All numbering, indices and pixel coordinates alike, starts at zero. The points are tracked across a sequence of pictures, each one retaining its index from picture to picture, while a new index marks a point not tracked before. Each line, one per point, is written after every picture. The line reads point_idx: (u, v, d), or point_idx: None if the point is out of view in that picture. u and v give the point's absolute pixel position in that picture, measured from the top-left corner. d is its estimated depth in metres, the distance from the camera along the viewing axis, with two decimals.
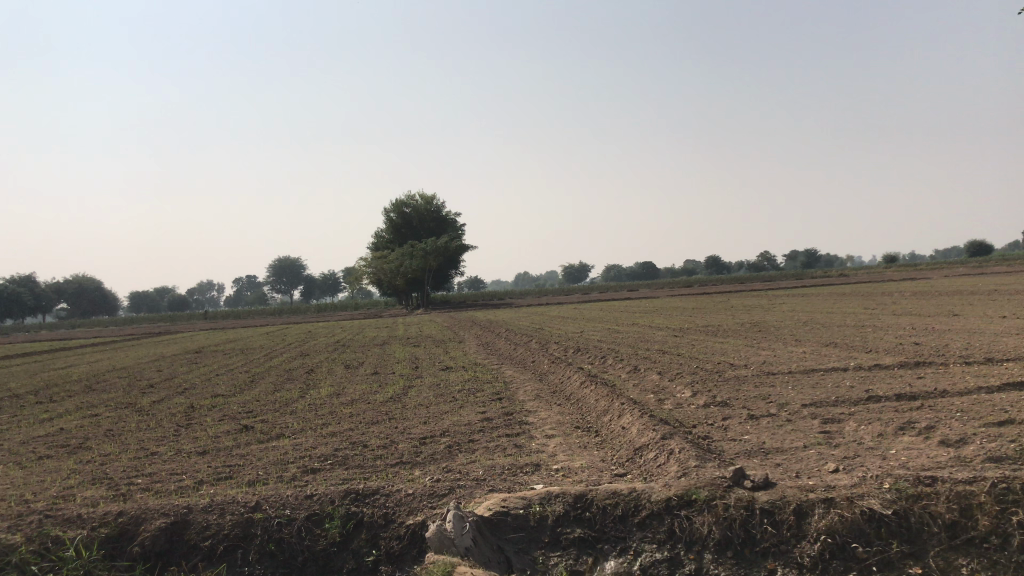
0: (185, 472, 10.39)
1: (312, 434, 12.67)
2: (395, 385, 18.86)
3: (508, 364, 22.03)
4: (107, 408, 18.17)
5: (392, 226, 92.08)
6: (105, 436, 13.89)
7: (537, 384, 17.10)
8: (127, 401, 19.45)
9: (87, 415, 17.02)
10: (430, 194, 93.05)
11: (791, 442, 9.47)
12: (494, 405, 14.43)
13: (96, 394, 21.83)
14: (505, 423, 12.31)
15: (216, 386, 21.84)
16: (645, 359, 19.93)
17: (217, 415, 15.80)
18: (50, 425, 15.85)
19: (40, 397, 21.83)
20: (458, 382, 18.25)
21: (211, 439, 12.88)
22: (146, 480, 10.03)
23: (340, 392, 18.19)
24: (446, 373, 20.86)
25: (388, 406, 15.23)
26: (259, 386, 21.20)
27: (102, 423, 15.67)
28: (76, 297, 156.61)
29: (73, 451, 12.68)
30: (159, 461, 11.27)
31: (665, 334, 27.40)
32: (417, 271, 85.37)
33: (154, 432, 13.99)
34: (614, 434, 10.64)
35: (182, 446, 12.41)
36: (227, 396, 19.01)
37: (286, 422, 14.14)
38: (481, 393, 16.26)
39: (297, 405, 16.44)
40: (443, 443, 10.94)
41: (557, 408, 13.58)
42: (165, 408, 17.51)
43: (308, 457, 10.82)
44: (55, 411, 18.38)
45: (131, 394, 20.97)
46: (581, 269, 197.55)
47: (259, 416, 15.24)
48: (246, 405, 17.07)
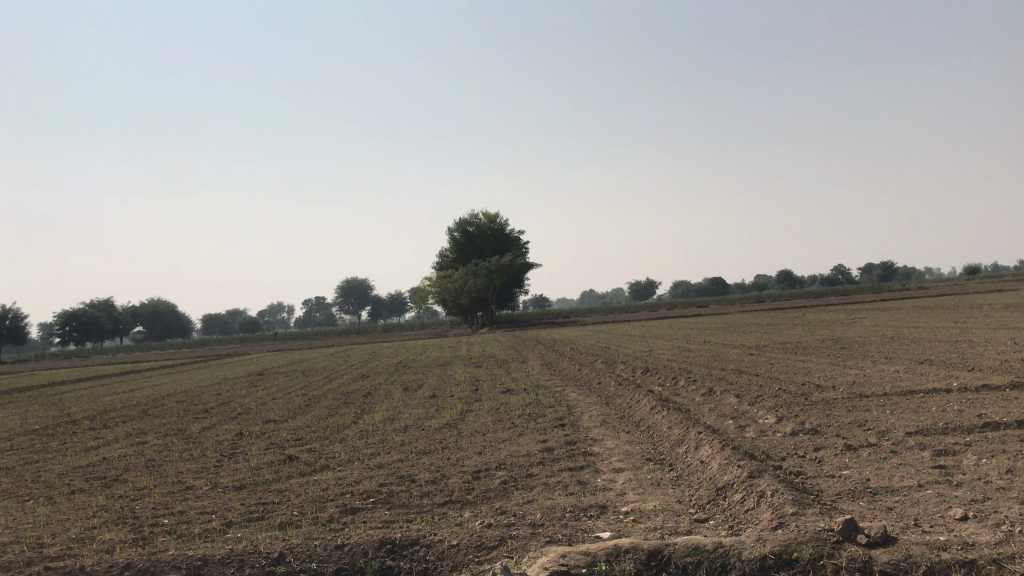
0: (215, 511, 9.48)
1: (358, 466, 11.68)
2: (452, 410, 17.84)
3: (572, 386, 20.83)
4: (156, 435, 17.60)
5: (455, 246, 91.74)
6: (145, 468, 13.15)
7: (604, 408, 15.88)
8: (178, 427, 18.85)
9: (135, 443, 16.39)
10: (493, 213, 92.51)
11: (902, 479, 8.07)
12: (555, 433, 13.27)
13: (151, 420, 21.35)
14: (568, 454, 11.13)
15: (271, 411, 21.16)
16: (720, 380, 18.51)
17: (263, 443, 14.97)
18: (94, 454, 15.28)
19: (95, 423, 21.46)
20: (518, 407, 17.14)
21: (251, 471, 12.01)
22: (172, 521, 9.16)
23: (394, 418, 17.28)
24: (506, 396, 19.78)
25: (442, 434, 14.17)
26: (314, 411, 20.42)
27: (146, 452, 15.02)
28: (153, 321, 160.81)
29: (109, 483, 11.96)
30: (192, 497, 10.42)
31: (738, 352, 25.89)
32: (481, 290, 84.73)
33: (194, 463, 13.20)
34: (691, 469, 9.36)
35: (221, 479, 11.57)
36: (279, 422, 18.25)
37: (333, 452, 13.21)
38: (543, 418, 15.11)
39: (347, 432, 15.52)
40: (498, 479, 9.81)
41: (625, 437, 12.33)
42: (214, 435, 16.80)
43: (350, 494, 9.82)
44: (105, 438, 17.85)
45: (185, 420, 20.38)
46: (647, 286, 194.79)
47: (307, 444, 14.36)
48: (296, 432, 16.23)
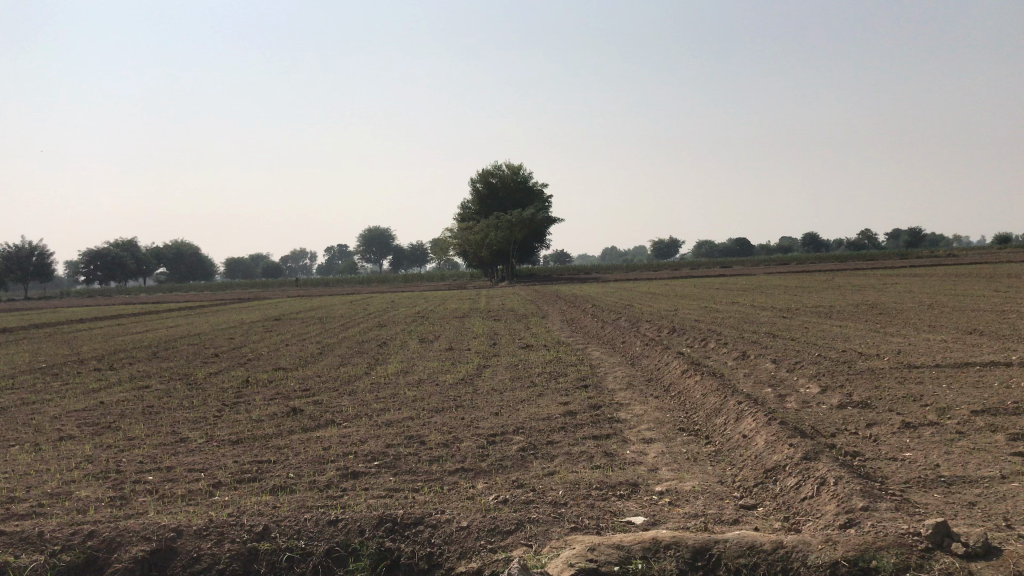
0: (205, 469, 8.60)
1: (365, 423, 10.78)
2: (469, 364, 16.95)
3: (595, 345, 19.89)
4: (160, 380, 16.80)
5: (478, 197, 90.57)
6: (142, 415, 12.31)
7: (630, 370, 14.89)
8: (184, 372, 18.01)
9: (136, 388, 15.59)
10: (518, 164, 90.95)
11: (980, 468, 7.03)
12: (578, 395, 12.32)
13: (159, 363, 20.59)
14: (592, 420, 10.17)
15: (281, 358, 20.35)
16: (753, 343, 17.47)
17: (269, 392, 14.13)
18: (92, 397, 14.47)
19: (102, 364, 20.73)
20: (538, 364, 16.19)
21: (251, 424, 11.13)
22: (156, 478, 8.29)
23: (408, 370, 16.41)
24: (526, 352, 18.86)
25: (457, 391, 13.26)
26: (325, 359, 19.58)
27: (146, 397, 14.19)
28: (176, 262, 161.24)
29: (99, 431, 11.09)
30: (183, 451, 9.55)
31: (769, 315, 24.79)
32: (503, 243, 83.75)
33: (192, 413, 12.33)
34: (732, 445, 8.38)
35: (217, 431, 10.69)
36: (288, 371, 17.41)
37: (339, 406, 12.31)
38: (565, 377, 14.14)
39: (357, 384, 14.63)
40: (515, 445, 8.87)
41: (654, 403, 11.36)
42: (219, 382, 15.98)
43: (353, 455, 8.92)
44: (108, 380, 17.07)
45: (193, 365, 19.59)
46: (670, 244, 192.83)
47: (314, 396, 13.50)
48: (305, 382, 15.38)
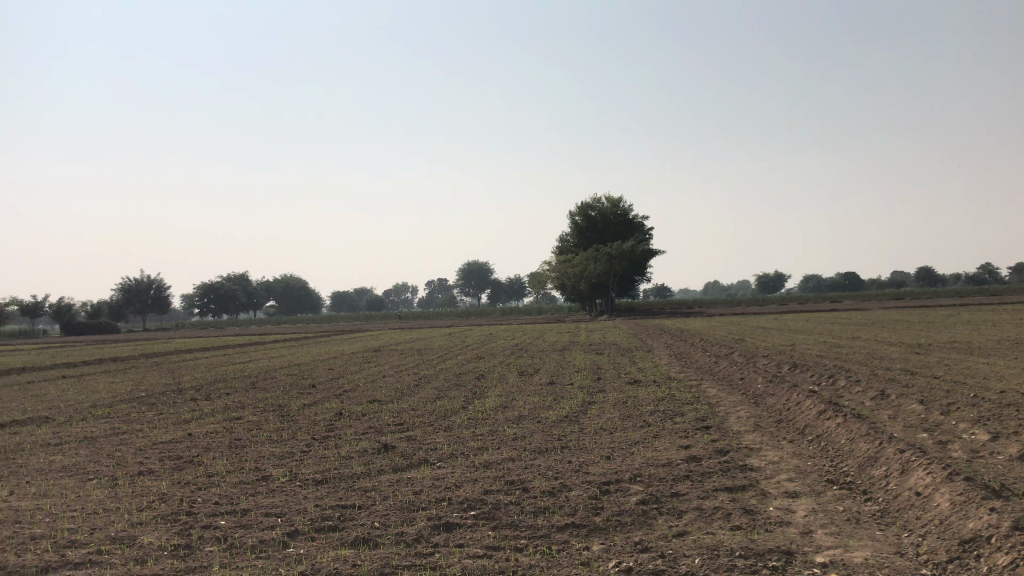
0: (283, 514, 7.65)
1: (462, 464, 9.69)
2: (573, 400, 15.72)
3: (709, 381, 18.38)
4: (253, 411, 16.19)
5: (578, 230, 89.62)
6: (228, 449, 11.56)
7: (754, 409, 13.39)
8: (278, 403, 17.38)
9: (229, 419, 14.98)
10: (618, 196, 89.40)
11: None
12: (700, 437, 10.93)
13: (255, 393, 20.09)
14: (722, 468, 8.80)
15: (377, 390, 19.54)
16: (891, 381, 15.66)
17: (361, 427, 13.25)
18: (182, 428, 13.88)
19: (200, 394, 20.40)
20: (648, 402, 14.79)
21: (338, 461, 10.18)
22: (229, 524, 7.38)
23: (509, 405, 15.29)
24: (635, 387, 17.51)
25: (561, 429, 12.04)
26: (422, 392, 18.65)
27: (236, 430, 13.49)
28: (284, 295, 165.79)
29: (181, 465, 10.35)
30: (262, 492, 8.65)
31: (902, 350, 22.62)
32: (604, 276, 82.20)
33: (279, 448, 11.49)
34: (901, 504, 6.91)
35: (302, 469, 9.78)
36: (383, 403, 16.57)
37: (434, 443, 11.27)
38: (682, 417, 12.78)
39: (455, 419, 13.60)
40: (635, 497, 7.59)
41: (790, 449, 9.88)
42: (312, 414, 15.24)
43: (447, 502, 7.82)
44: (202, 410, 16.57)
45: (289, 395, 18.99)
46: (776, 279, 186.67)
47: (408, 431, 12.54)
48: (400, 416, 14.45)
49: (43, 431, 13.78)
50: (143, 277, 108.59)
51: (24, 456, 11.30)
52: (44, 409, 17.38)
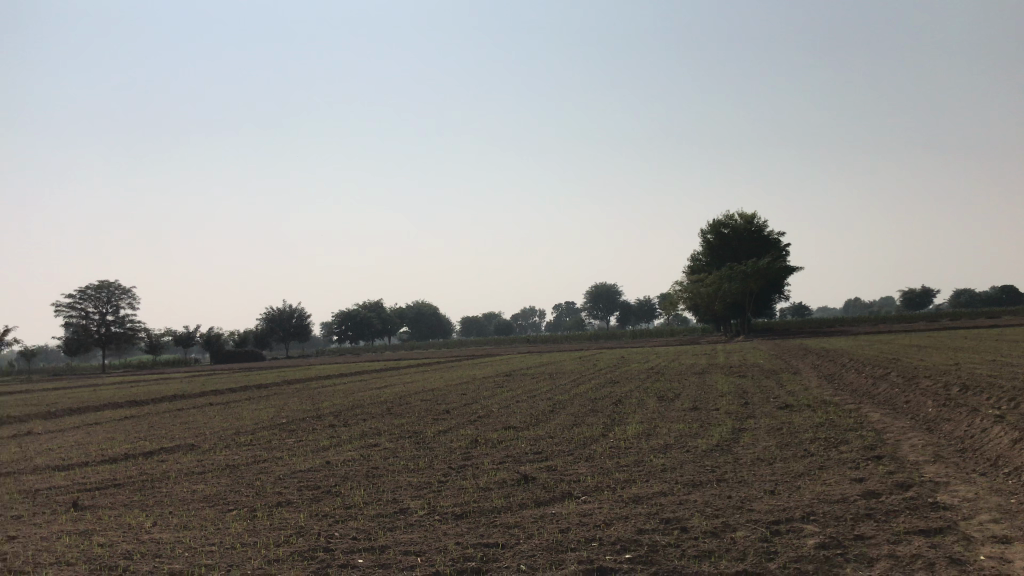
0: (423, 552, 7.18)
1: (609, 498, 8.98)
2: (721, 426, 14.73)
3: (869, 405, 16.92)
4: (389, 438, 15.99)
5: (710, 248, 87.22)
6: (365, 478, 11.28)
7: (929, 437, 12.04)
8: (414, 430, 17.16)
9: (366, 446, 14.82)
10: (752, 213, 86.42)
11: None
12: (874, 468, 9.80)
13: (391, 419, 20.02)
14: (909, 506, 7.74)
15: (512, 415, 19.06)
16: None
17: (499, 455, 12.75)
18: (320, 456, 13.80)
19: (337, 420, 20.51)
20: (805, 428, 13.62)
21: (477, 493, 9.67)
22: (367, 563, 6.96)
23: (652, 432, 14.45)
24: (787, 412, 16.30)
25: (714, 460, 11.13)
26: (557, 418, 18.04)
27: (373, 458, 13.27)
28: (416, 321, 169.38)
29: (319, 496, 10.11)
30: (400, 526, 8.23)
31: None
32: (739, 295, 79.39)
33: (416, 477, 11.10)
34: None
35: (440, 502, 9.32)
36: (520, 430, 16.04)
37: (577, 474, 10.62)
38: (846, 445, 11.62)
39: (596, 448, 12.90)
40: (813, 541, 6.69)
41: (985, 484, 8.65)
42: (448, 441, 14.88)
43: (598, 543, 7.14)
44: (340, 438, 16.54)
45: (424, 422, 18.79)
46: (923, 296, 176.09)
47: (548, 460, 11.94)
48: (538, 443, 13.87)
49: (189, 459, 14.00)
50: (285, 306, 113.49)
51: (169, 485, 11.38)
52: (192, 436, 17.87)
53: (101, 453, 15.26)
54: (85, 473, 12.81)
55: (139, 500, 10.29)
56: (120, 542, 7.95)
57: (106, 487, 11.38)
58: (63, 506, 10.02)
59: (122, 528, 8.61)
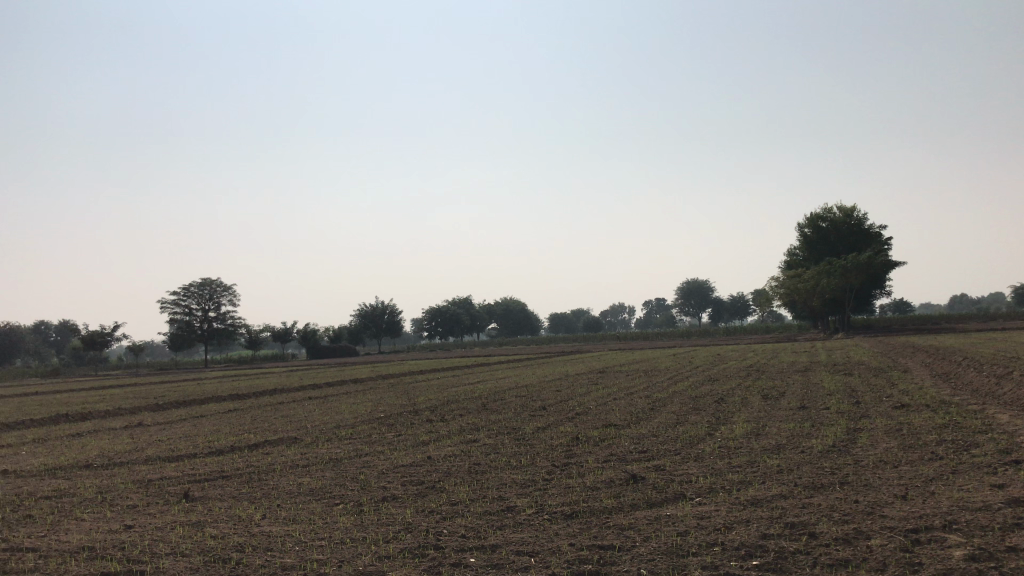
0: (536, 553, 6.93)
1: (725, 500, 8.56)
2: (834, 427, 14.03)
3: (994, 405, 15.87)
4: (488, 434, 15.82)
5: (808, 243, 84.49)
6: (468, 474, 11.11)
7: None
8: (512, 426, 16.96)
9: (465, 442, 14.69)
10: (852, 206, 83.27)
11: None
12: (1015, 474, 9.06)
13: (487, 415, 19.89)
14: None
15: (611, 413, 18.66)
16: None
17: (602, 453, 12.41)
18: (421, 451, 13.72)
19: (434, 415, 20.49)
20: (929, 430, 12.83)
21: (585, 493, 9.37)
22: (480, 563, 6.76)
23: (761, 432, 13.87)
24: (904, 413, 15.43)
25: (833, 461, 10.55)
26: (659, 416, 17.57)
27: (474, 454, 13.11)
28: (506, 318, 169.99)
29: (424, 492, 9.98)
30: (509, 525, 8.01)
31: None
32: (839, 291, 76.47)
33: (519, 474, 10.88)
34: None
35: (547, 500, 9.06)
36: (620, 428, 15.65)
37: (687, 474, 10.21)
38: (978, 449, 10.84)
39: (704, 447, 12.43)
40: (961, 553, 6.15)
41: None
42: (548, 438, 14.61)
43: (720, 548, 6.75)
44: (438, 432, 16.47)
45: (521, 418, 18.58)
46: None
47: (655, 460, 11.54)
48: (642, 442, 13.46)
49: (293, 452, 14.14)
50: (376, 303, 115.32)
51: (275, 477, 11.49)
52: (294, 429, 18.11)
53: (208, 444, 15.60)
54: (193, 464, 13.07)
55: (246, 492, 10.38)
56: (232, 534, 7.97)
57: (215, 479, 11.56)
58: (174, 497, 10.18)
59: (232, 520, 8.65)
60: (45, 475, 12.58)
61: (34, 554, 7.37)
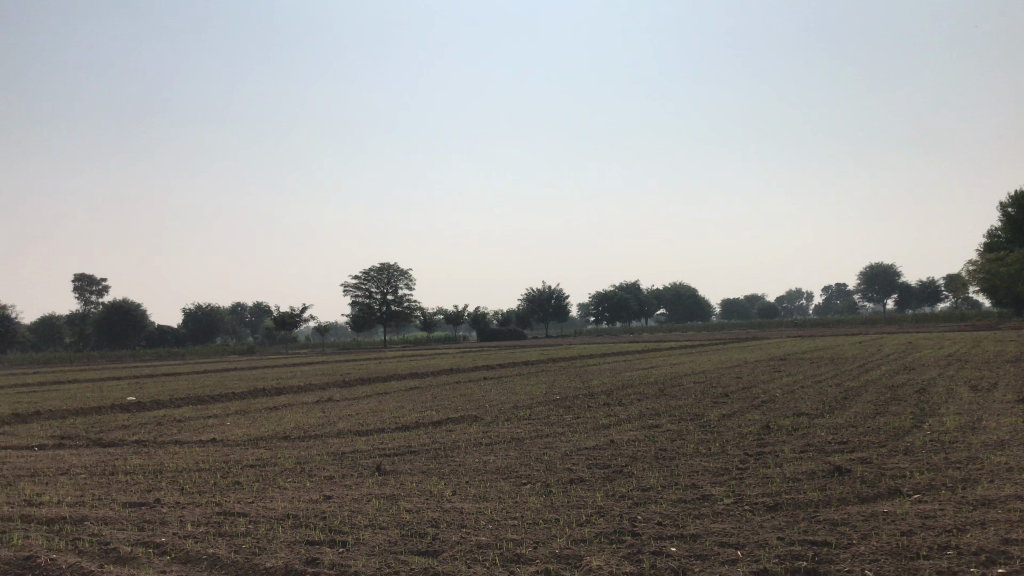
0: (741, 547, 6.48)
1: (950, 500, 7.72)
2: None
3: None
4: (670, 419, 15.34)
5: (1012, 224, 77.41)
6: (656, 460, 10.72)
7: None
8: (695, 412, 16.39)
9: (648, 427, 14.29)
10: None
11: None
12: None
13: (666, 400, 19.37)
14: None
15: (799, 402, 17.66)
16: None
17: (798, 443, 11.67)
18: (603, 434, 13.46)
19: (611, 399, 20.19)
20: None
21: (786, 484, 8.76)
22: (681, 552, 6.39)
23: (979, 426, 12.60)
24: None
25: None
26: (854, 406, 16.44)
27: (658, 439, 12.69)
28: (675, 303, 166.94)
29: (612, 476, 9.69)
30: (707, 514, 7.58)
31: None
32: None
33: (712, 462, 10.37)
34: None
35: (745, 490, 8.55)
36: (813, 417, 14.74)
37: (899, 469, 9.36)
38: None
39: (913, 440, 11.42)
40: None
41: None
42: (735, 425, 13.95)
43: (954, 552, 6.03)
44: (618, 416, 16.15)
45: (703, 404, 17.94)
46: None
47: (859, 452, 10.70)
48: (841, 432, 12.57)
49: (476, 430, 14.27)
50: (545, 287, 115.82)
51: (462, 454, 11.57)
52: (474, 408, 18.35)
53: (395, 420, 16.04)
54: (383, 438, 13.44)
55: (436, 468, 10.49)
56: (426, 509, 8.00)
57: (404, 454, 11.79)
58: (368, 470, 10.44)
59: (424, 495, 8.71)
60: (249, 445, 13.32)
61: (244, 519, 7.68)
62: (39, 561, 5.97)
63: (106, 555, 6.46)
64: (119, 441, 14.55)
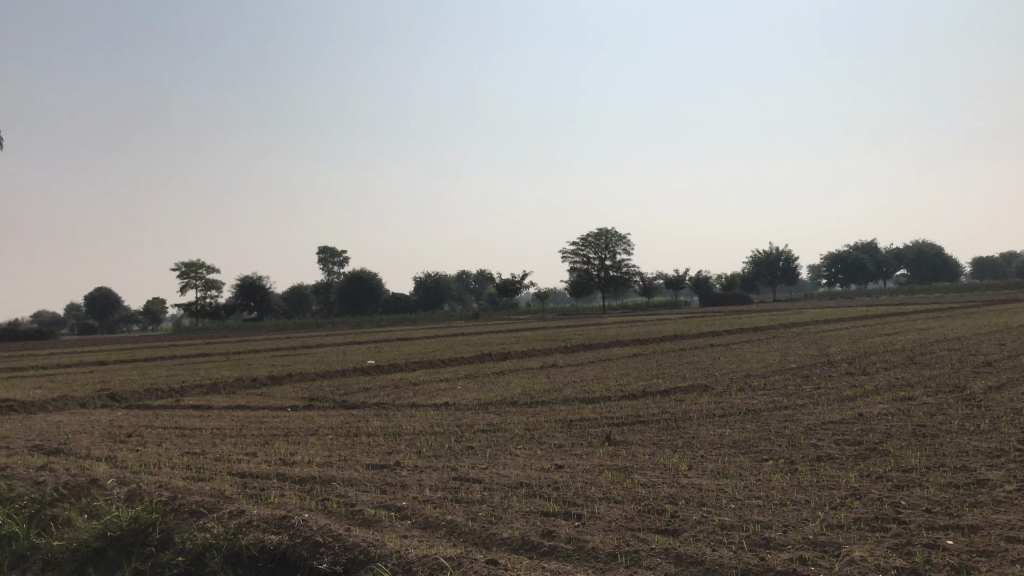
0: None
1: None
2: None
3: None
4: (926, 391, 13.89)
5: None
6: (915, 437, 9.66)
7: None
8: (954, 383, 14.76)
9: (900, 400, 13.02)
10: None
11: None
12: None
13: (919, 370, 17.65)
14: None
15: None
16: None
17: None
18: (849, 407, 12.40)
19: (853, 368, 18.72)
20: None
21: None
22: (960, 546, 5.59)
23: None
24: None
25: None
26: None
27: (914, 414, 11.48)
28: (918, 263, 154.01)
29: (865, 454, 8.82)
30: (987, 503, 6.63)
31: None
32: None
33: (985, 442, 9.16)
34: None
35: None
36: None
37: None
38: None
39: None
40: None
41: None
42: (1006, 399, 12.36)
43: None
44: (863, 387, 14.88)
45: (963, 374, 16.15)
46: None
47: None
48: None
49: (707, 400, 13.66)
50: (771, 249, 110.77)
51: (694, 426, 11.07)
52: (702, 376, 17.67)
53: (621, 388, 15.76)
54: (610, 407, 13.20)
55: (668, 439, 10.08)
56: (662, 483, 7.64)
57: (633, 423, 11.47)
58: (597, 439, 10.22)
59: (658, 468, 8.35)
60: (479, 410, 13.57)
61: (479, 486, 7.71)
62: (293, 521, 6.25)
63: (352, 517, 6.66)
64: (361, 403, 15.36)
